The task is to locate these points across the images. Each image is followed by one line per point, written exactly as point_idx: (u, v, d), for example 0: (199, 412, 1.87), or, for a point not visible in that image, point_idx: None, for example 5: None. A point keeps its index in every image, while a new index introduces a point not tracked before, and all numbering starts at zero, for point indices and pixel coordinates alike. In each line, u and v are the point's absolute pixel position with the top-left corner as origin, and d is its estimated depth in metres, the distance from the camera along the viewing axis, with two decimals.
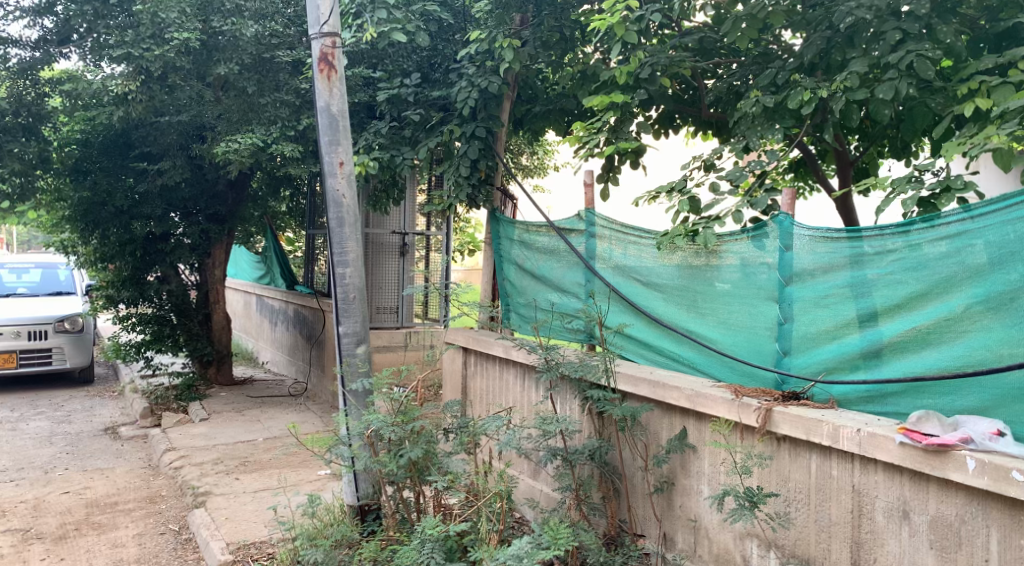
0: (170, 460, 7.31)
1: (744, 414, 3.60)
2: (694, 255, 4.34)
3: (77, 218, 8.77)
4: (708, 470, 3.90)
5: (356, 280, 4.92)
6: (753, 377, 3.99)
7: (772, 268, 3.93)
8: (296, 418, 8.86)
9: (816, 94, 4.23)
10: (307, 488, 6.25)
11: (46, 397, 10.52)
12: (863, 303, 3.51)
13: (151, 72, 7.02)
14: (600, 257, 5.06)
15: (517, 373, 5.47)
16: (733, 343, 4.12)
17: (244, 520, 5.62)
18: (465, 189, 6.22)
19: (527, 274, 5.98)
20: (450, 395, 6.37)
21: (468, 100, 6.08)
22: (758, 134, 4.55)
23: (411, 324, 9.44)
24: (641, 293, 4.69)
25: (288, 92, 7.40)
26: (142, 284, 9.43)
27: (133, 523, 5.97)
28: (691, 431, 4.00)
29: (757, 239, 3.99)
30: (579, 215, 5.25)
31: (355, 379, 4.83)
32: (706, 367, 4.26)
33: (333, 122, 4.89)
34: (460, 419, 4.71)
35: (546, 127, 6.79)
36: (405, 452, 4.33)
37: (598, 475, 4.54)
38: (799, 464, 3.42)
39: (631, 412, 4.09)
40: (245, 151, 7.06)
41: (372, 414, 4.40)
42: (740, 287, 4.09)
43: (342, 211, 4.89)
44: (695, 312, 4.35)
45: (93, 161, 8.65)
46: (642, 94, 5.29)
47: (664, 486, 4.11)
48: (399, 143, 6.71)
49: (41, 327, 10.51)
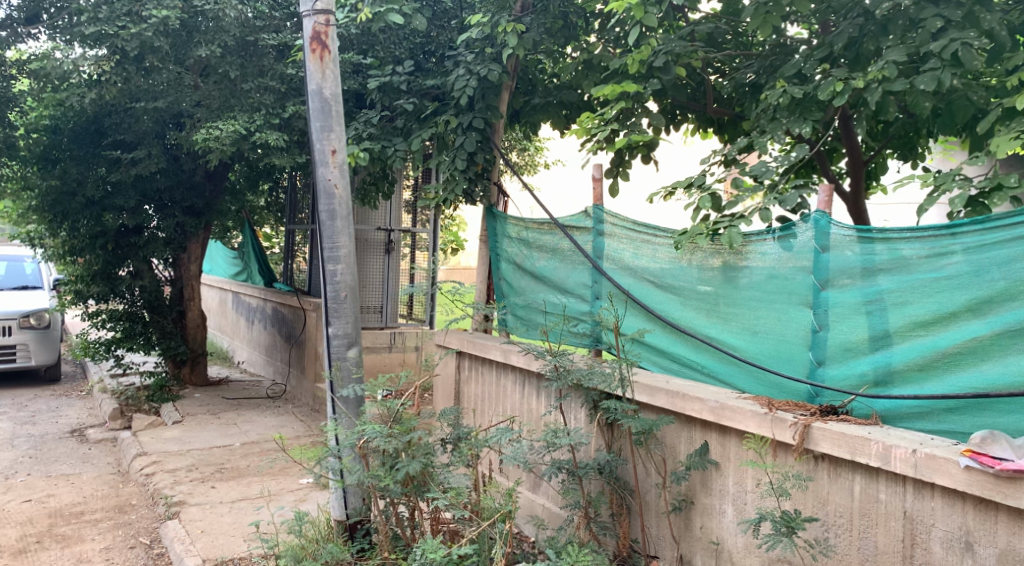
0: (141, 465, 6.87)
1: (778, 430, 3.31)
2: (717, 256, 4.04)
3: (44, 209, 8.25)
4: (733, 489, 3.61)
5: (348, 278, 4.55)
6: (783, 389, 3.70)
7: (805, 271, 3.64)
8: (276, 422, 8.46)
9: (850, 85, 3.95)
10: (288, 498, 5.87)
11: (9, 396, 10.00)
12: (912, 310, 3.24)
13: (127, 52, 6.59)
14: (609, 258, 4.75)
15: (517, 379, 5.14)
16: (759, 351, 3.84)
17: (221, 534, 5.24)
18: (461, 183, 5.87)
19: (526, 273, 5.65)
20: (441, 402, 6.03)
21: (466, 88, 5.73)
22: (785, 128, 4.29)
23: (396, 324, 9.09)
24: (656, 296, 4.38)
25: (273, 77, 7.03)
26: (113, 279, 8.93)
27: (100, 535, 5.55)
28: (713, 446, 3.71)
29: (786, 240, 3.72)
30: (586, 211, 4.93)
31: (347, 384, 4.48)
32: (729, 377, 3.97)
33: (325, 107, 4.52)
34: (459, 429, 4.38)
35: (544, 121, 6.39)
36: (402, 465, 3.98)
37: (607, 490, 4.24)
38: (840, 486, 3.13)
39: (650, 425, 3.78)
40: (226, 139, 6.65)
41: (366, 424, 4.05)
42: (769, 292, 3.80)
43: (334, 202, 4.53)
44: (716, 317, 4.06)
45: (63, 149, 8.16)
46: (655, 84, 4.95)
47: (683, 505, 3.81)
48: (391, 134, 6.37)
49: (6, 323, 10.03)
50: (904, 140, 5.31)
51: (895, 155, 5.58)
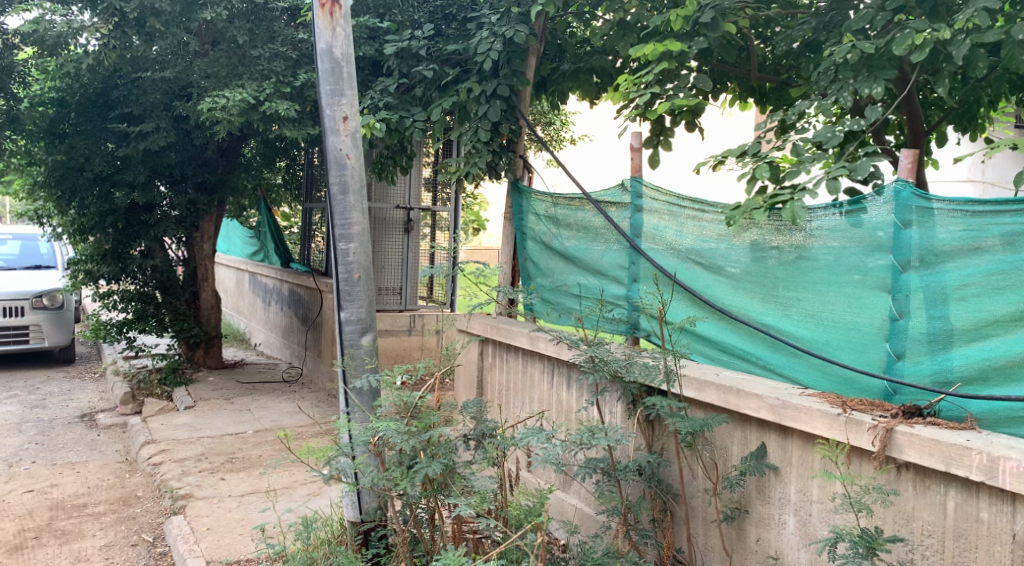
0: (149, 454, 6.54)
1: (854, 435, 2.85)
2: (775, 233, 3.60)
3: (51, 185, 7.88)
4: (795, 498, 3.20)
5: (362, 258, 4.12)
6: (854, 384, 3.24)
7: (881, 249, 3.17)
8: (290, 408, 8.14)
9: (931, 37, 3.45)
10: (300, 493, 5.53)
11: (21, 378, 9.76)
12: (1016, 297, 2.79)
13: (126, 13, 6.24)
14: (648, 236, 4.31)
15: (545, 368, 4.74)
16: (824, 342, 3.38)
17: (228, 532, 4.89)
18: (485, 156, 5.39)
19: (554, 253, 5.20)
20: (462, 392, 5.62)
21: (490, 52, 5.28)
22: (852, 89, 3.80)
23: (415, 307, 8.70)
24: (704, 279, 3.94)
25: (283, 43, 6.70)
26: (124, 258, 8.53)
27: (101, 531, 5.22)
28: (772, 449, 3.29)
29: (856, 216, 3.26)
30: (623, 184, 4.47)
31: (360, 375, 4.10)
32: (787, 370, 3.53)
33: (336, 69, 4.08)
34: (484, 424, 3.98)
35: (574, 89, 5.92)
36: (420, 467, 3.58)
37: (647, 492, 3.83)
38: (929, 501, 2.68)
39: (701, 425, 3.36)
40: (233, 108, 6.24)
41: (381, 419, 3.65)
42: (839, 274, 3.33)
43: (346, 174, 4.10)
44: (774, 302, 3.61)
45: (70, 123, 7.79)
46: (702, 42, 4.46)
47: (735, 514, 3.40)
48: (409, 103, 5.99)
49: (18, 303, 9.75)
50: (965, 109, 4.83)
51: (953, 128, 5.12)
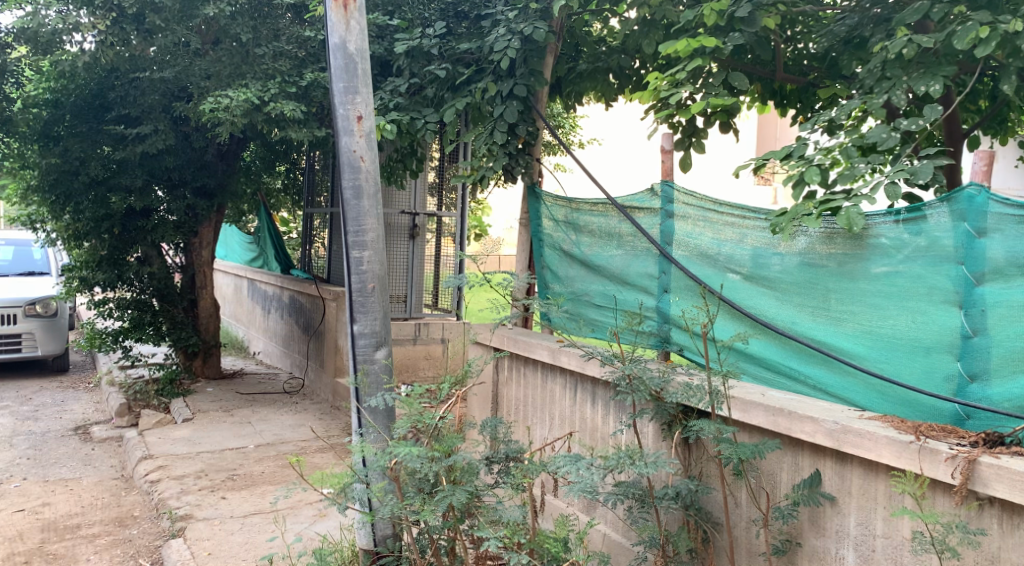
0: (146, 471, 6.25)
1: (929, 466, 2.58)
2: (827, 242, 3.33)
3: (44, 190, 7.60)
4: (855, 532, 2.92)
5: (376, 267, 3.85)
6: (920, 408, 2.98)
7: (950, 260, 2.91)
8: (292, 420, 7.85)
9: (998, 31, 3.22)
10: (307, 514, 5.26)
11: (13, 388, 9.45)
12: None
13: (125, 8, 6.01)
14: (680, 244, 4.04)
15: (568, 383, 4.47)
16: (883, 360, 3.13)
17: (231, 558, 4.61)
18: (500, 158, 5.11)
19: (574, 261, 4.92)
20: (476, 408, 5.34)
21: (507, 50, 5.00)
22: (906, 86, 3.56)
23: (421, 315, 8.42)
24: (746, 291, 3.68)
25: (289, 41, 6.47)
26: (120, 265, 8.27)
27: (96, 555, 4.92)
28: (828, 477, 3.02)
29: (915, 224, 3.00)
30: (652, 189, 4.21)
31: (375, 394, 3.82)
32: (842, 391, 3.28)
33: (349, 65, 3.80)
34: (508, 447, 3.70)
35: (590, 90, 5.65)
36: (444, 496, 3.28)
37: (683, 519, 3.56)
38: (1019, 541, 2.43)
39: (751, 451, 3.08)
40: (236, 109, 5.95)
41: (399, 443, 3.35)
42: (901, 287, 3.06)
43: (360, 177, 3.83)
44: (825, 317, 3.35)
45: (65, 126, 7.44)
46: (738, 38, 4.22)
47: (786, 547, 3.13)
48: (420, 104, 5.74)
49: (11, 310, 9.46)
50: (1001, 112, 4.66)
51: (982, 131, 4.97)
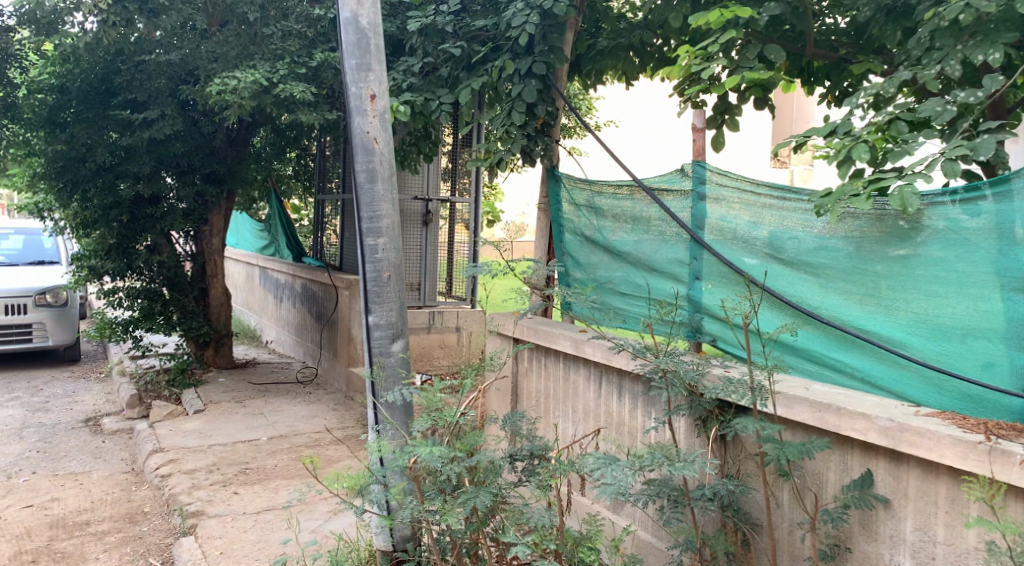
0: (157, 464, 6.10)
1: (1002, 469, 2.36)
2: (877, 223, 3.09)
3: (51, 176, 7.42)
4: (912, 537, 2.71)
5: (392, 255, 3.64)
6: (983, 404, 2.76)
7: (1018, 243, 2.67)
8: (305, 411, 7.69)
9: None
10: (321, 510, 5.11)
11: (24, 379, 9.33)
12: None
13: None
14: (712, 227, 3.80)
15: (593, 375, 4.26)
16: (940, 352, 2.90)
17: (244, 557, 4.45)
18: (519, 140, 4.88)
19: (597, 247, 4.69)
20: (496, 401, 5.13)
21: (525, 26, 4.73)
22: (961, 56, 3.31)
23: (434, 303, 8.21)
24: (786, 277, 3.44)
25: (297, 20, 6.23)
26: (129, 254, 8.10)
27: (105, 554, 4.76)
28: (881, 478, 2.80)
29: (975, 204, 2.78)
30: (682, 169, 3.97)
31: (392, 388, 3.61)
32: (894, 385, 3.05)
33: (362, 40, 3.58)
34: (533, 444, 3.49)
35: (611, 68, 5.39)
36: (467, 498, 3.08)
37: (720, 520, 3.35)
38: None
39: (796, 449, 2.87)
40: (244, 90, 5.73)
41: (418, 442, 3.14)
42: (961, 272, 2.83)
43: (374, 160, 3.61)
44: (874, 305, 3.12)
45: (71, 112, 7.25)
46: (774, 8, 3.96)
47: (835, 551, 2.92)
48: (434, 85, 5.51)
49: (20, 300, 9.31)
50: None
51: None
